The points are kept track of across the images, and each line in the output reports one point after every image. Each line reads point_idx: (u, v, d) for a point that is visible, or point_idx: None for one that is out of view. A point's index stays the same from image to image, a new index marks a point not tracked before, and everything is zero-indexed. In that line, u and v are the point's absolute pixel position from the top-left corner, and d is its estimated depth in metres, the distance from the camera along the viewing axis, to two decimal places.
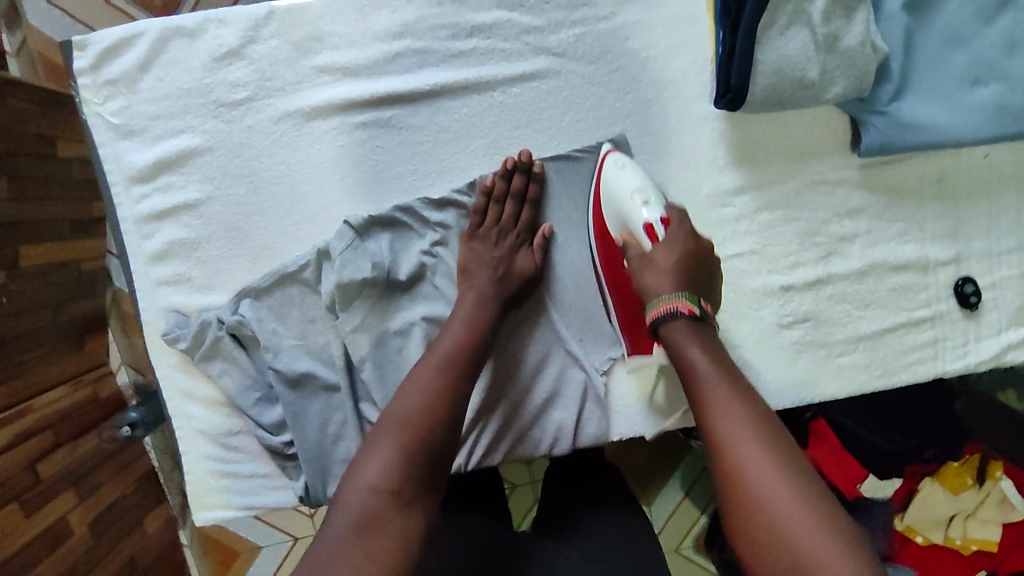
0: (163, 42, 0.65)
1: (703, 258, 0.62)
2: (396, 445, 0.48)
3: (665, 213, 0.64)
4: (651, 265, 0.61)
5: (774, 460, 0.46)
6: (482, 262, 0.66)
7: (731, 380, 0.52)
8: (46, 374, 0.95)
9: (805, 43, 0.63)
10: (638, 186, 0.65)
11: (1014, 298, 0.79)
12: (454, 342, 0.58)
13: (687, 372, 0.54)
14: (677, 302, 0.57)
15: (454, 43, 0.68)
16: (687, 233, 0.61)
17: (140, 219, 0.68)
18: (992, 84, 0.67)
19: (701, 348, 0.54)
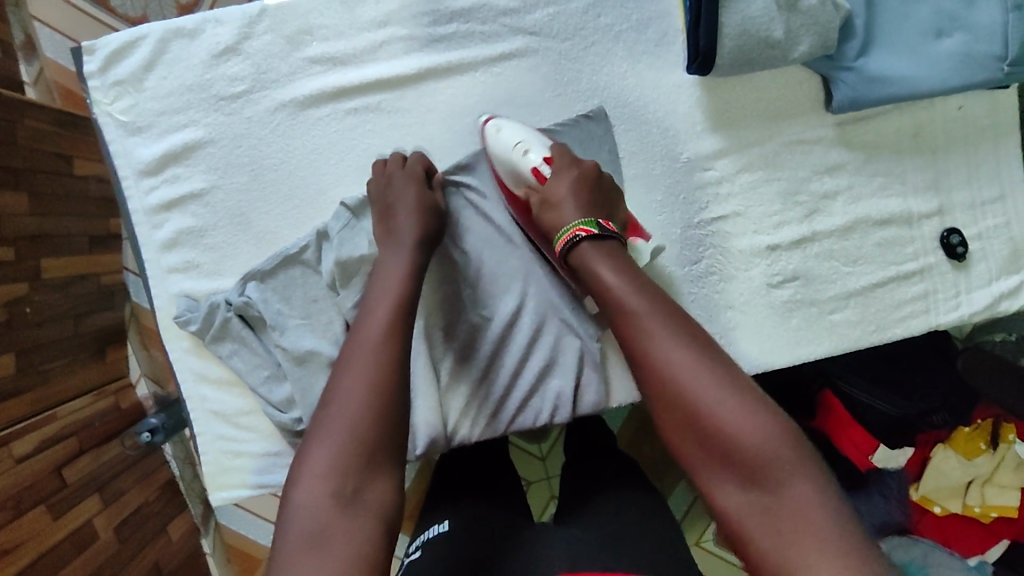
0: (166, 42, 0.70)
1: (599, 179, 0.64)
2: (332, 435, 0.47)
3: (548, 150, 0.67)
4: (548, 205, 0.63)
5: (695, 366, 0.47)
6: (403, 216, 0.65)
7: (650, 300, 0.52)
8: (69, 383, 1.00)
9: (768, 4, 0.66)
10: (516, 138, 0.69)
11: (1001, 247, 0.80)
12: (375, 305, 0.56)
13: (605, 301, 0.54)
14: (572, 229, 0.59)
15: (436, 28, 0.72)
16: (579, 186, 0.63)
17: (150, 210, 0.72)
18: (956, 35, 0.70)
19: (617, 274, 0.54)
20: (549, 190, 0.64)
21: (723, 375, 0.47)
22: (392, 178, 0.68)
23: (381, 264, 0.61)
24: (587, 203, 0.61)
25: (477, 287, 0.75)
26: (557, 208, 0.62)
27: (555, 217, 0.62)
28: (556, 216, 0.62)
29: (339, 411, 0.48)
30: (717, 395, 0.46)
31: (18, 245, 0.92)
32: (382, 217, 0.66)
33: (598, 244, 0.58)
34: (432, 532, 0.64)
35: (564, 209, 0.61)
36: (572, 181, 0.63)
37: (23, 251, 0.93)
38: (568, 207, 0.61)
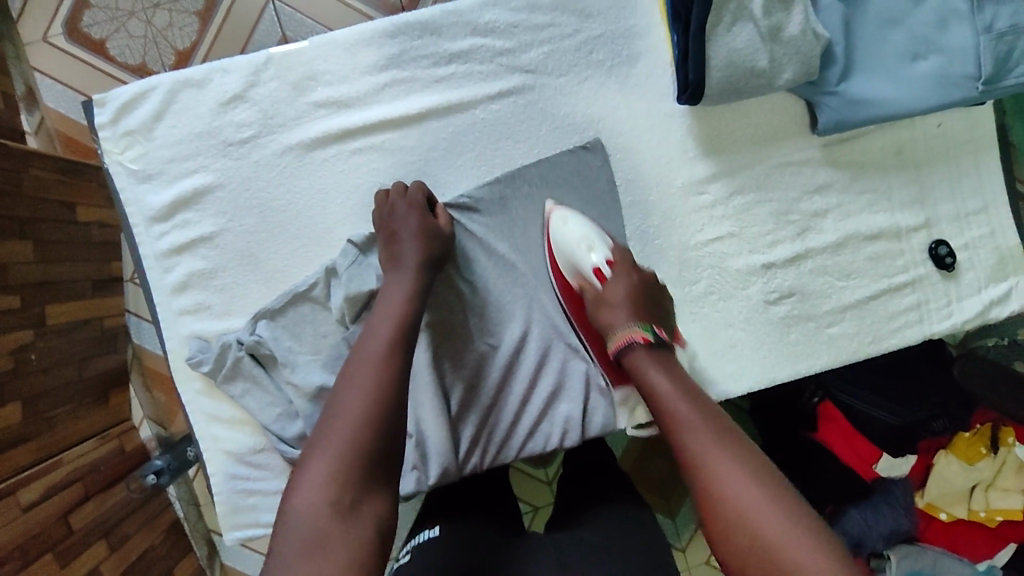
0: (175, 93, 0.72)
1: (655, 297, 0.68)
2: (332, 447, 0.48)
3: (610, 253, 0.71)
4: (605, 305, 0.68)
5: (743, 473, 0.49)
6: (406, 241, 0.67)
7: (698, 406, 0.55)
8: (74, 429, 1.01)
9: (751, 37, 0.69)
10: (582, 232, 0.72)
11: (988, 256, 0.83)
12: (379, 327, 0.58)
13: (656, 406, 0.57)
14: (632, 332, 0.63)
15: (435, 69, 0.74)
16: (638, 297, 0.67)
17: (161, 254, 0.74)
18: (931, 57, 0.73)
19: (669, 381, 0.58)
20: (608, 291, 0.68)
21: (773, 486, 0.48)
22: (394, 207, 0.70)
23: (386, 288, 0.64)
24: (643, 313, 0.66)
25: (484, 317, 0.76)
26: (615, 313, 0.66)
27: (610, 321, 0.66)
28: (613, 318, 0.66)
29: (341, 423, 0.50)
30: (765, 507, 0.47)
31: (23, 293, 0.93)
32: (385, 242, 0.68)
33: (650, 352, 0.61)
34: (423, 537, 0.67)
35: (620, 319, 0.66)
36: (627, 286, 0.68)
37: (28, 298, 0.95)
38: (627, 314, 0.66)
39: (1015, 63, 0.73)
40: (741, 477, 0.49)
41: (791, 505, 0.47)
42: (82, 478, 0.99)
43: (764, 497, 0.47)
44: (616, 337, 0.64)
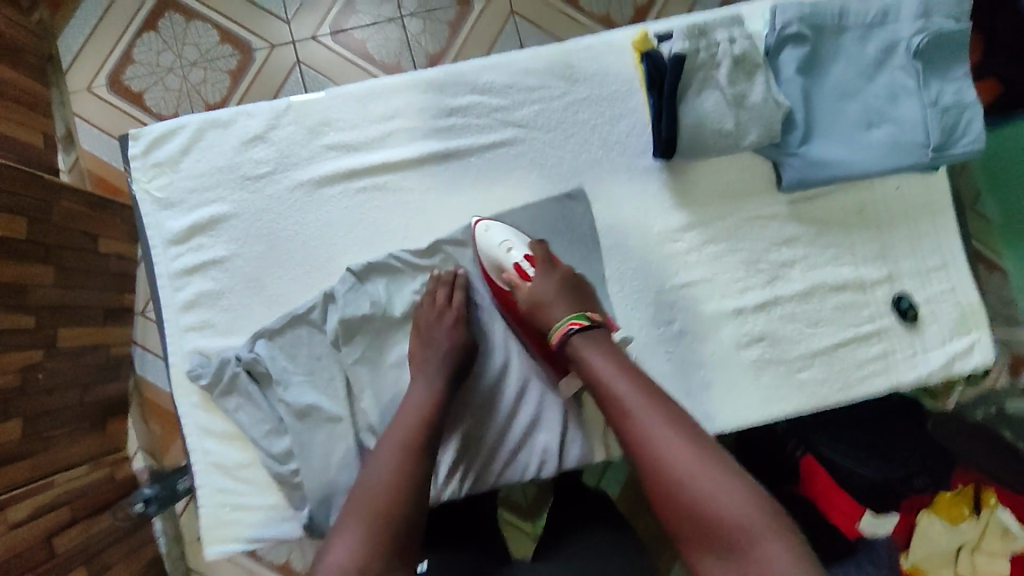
0: (202, 131, 0.80)
1: (577, 283, 0.73)
2: (362, 533, 0.56)
3: (529, 249, 0.76)
4: (539, 304, 0.72)
5: (677, 440, 0.57)
6: (439, 335, 0.75)
7: (633, 383, 0.62)
8: (69, 452, 1.06)
9: (718, 102, 0.77)
10: (502, 237, 0.78)
11: (950, 311, 0.88)
12: (410, 423, 0.67)
13: (598, 389, 0.64)
14: (567, 322, 0.68)
15: (436, 121, 0.83)
16: (564, 288, 0.72)
17: (174, 274, 0.80)
18: (884, 127, 0.81)
19: (611, 367, 0.64)
20: (536, 288, 0.73)
21: (700, 446, 0.57)
22: (424, 310, 0.77)
23: (413, 382, 0.72)
24: (572, 302, 0.71)
25: None
26: (546, 305, 0.71)
27: (547, 316, 0.71)
28: (546, 310, 0.71)
29: (369, 506, 0.58)
30: (694, 461, 0.56)
31: (40, 315, 1.02)
32: (418, 333, 0.76)
33: (590, 340, 0.67)
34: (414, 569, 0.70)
35: (555, 310, 0.71)
36: (555, 280, 0.73)
37: (45, 320, 1.03)
38: (558, 307, 0.71)
39: (961, 133, 0.80)
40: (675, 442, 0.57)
41: (713, 459, 0.56)
42: (71, 502, 1.02)
43: (692, 456, 0.56)
44: (554, 331, 0.69)
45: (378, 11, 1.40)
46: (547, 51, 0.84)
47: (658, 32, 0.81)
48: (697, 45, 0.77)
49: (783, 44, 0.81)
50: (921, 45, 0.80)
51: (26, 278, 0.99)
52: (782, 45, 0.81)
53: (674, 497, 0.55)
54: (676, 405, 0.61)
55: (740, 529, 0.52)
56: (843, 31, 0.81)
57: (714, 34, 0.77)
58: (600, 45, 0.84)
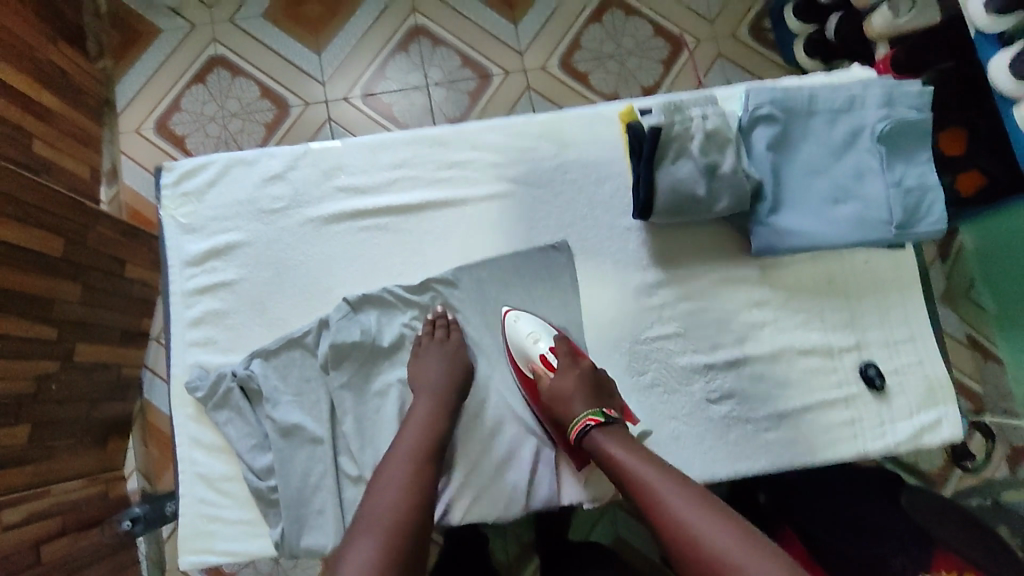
0: (228, 168, 0.90)
1: (596, 379, 0.80)
2: (374, 538, 0.65)
3: (554, 341, 0.83)
4: (558, 397, 0.79)
5: (696, 511, 0.64)
6: (433, 365, 0.82)
7: (652, 468, 0.70)
8: (68, 464, 1.16)
9: (691, 170, 0.84)
10: (531, 328, 0.84)
11: (917, 383, 0.91)
12: (411, 440, 0.76)
13: (622, 480, 0.71)
14: (585, 418, 0.76)
15: (438, 172, 0.91)
16: (582, 381, 0.79)
17: (187, 293, 0.87)
18: (849, 203, 0.87)
19: (635, 458, 0.72)
20: (560, 383, 0.79)
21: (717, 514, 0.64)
22: (424, 341, 0.84)
23: (415, 404, 0.80)
24: (590, 397, 0.78)
25: None
26: (567, 398, 0.78)
27: (567, 409, 0.78)
28: (566, 404, 0.78)
29: (379, 516, 0.67)
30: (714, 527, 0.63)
31: (61, 327, 1.15)
32: (414, 362, 0.83)
33: (608, 433, 0.75)
34: None
35: (574, 404, 0.78)
36: (577, 375, 0.80)
37: (65, 333, 1.16)
38: (577, 401, 0.78)
39: (924, 213, 0.86)
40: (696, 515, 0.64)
41: (730, 523, 0.63)
42: (63, 513, 1.10)
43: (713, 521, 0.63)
44: (574, 425, 0.77)
45: (405, 79, 1.61)
46: (541, 119, 0.93)
47: (642, 107, 0.90)
48: (673, 119, 0.84)
49: (755, 123, 0.88)
50: (885, 132, 0.87)
51: (56, 294, 1.13)
52: (755, 123, 0.88)
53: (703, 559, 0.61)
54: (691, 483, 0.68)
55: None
56: (812, 115, 0.89)
57: (689, 110, 0.86)
58: (591, 115, 0.94)
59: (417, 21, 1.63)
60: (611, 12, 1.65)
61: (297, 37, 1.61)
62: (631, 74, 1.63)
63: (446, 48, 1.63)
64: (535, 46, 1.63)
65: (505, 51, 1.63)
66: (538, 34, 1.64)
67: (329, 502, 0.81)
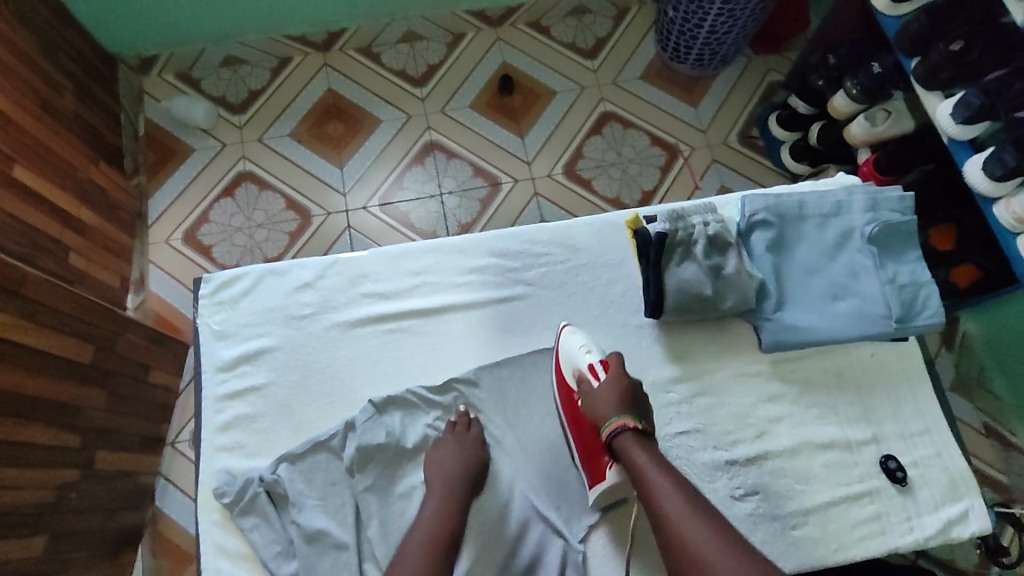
0: (262, 278, 0.96)
1: (637, 394, 0.83)
2: None
3: (605, 357, 0.87)
4: (599, 400, 0.82)
5: (702, 526, 0.69)
6: (445, 459, 0.84)
7: (672, 483, 0.74)
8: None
9: (696, 272, 0.90)
10: (583, 341, 0.89)
11: (939, 475, 0.92)
12: (424, 538, 0.78)
13: (640, 482, 0.76)
14: (622, 420, 0.79)
15: (458, 278, 0.97)
16: (627, 394, 0.82)
17: (217, 397, 0.90)
18: (848, 299, 0.92)
19: (657, 470, 0.76)
20: (604, 388, 0.83)
21: (723, 535, 0.69)
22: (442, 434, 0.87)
23: (427, 498, 0.82)
24: (631, 407, 0.81)
25: None
26: (604, 403, 0.82)
27: (601, 411, 0.81)
28: (602, 407, 0.82)
29: None
30: (714, 544, 0.68)
31: (86, 435, 1.18)
32: (429, 454, 0.86)
33: (638, 441, 0.79)
34: None
35: (610, 408, 0.81)
36: (621, 387, 0.83)
37: (89, 441, 1.18)
38: (616, 407, 0.81)
39: (921, 308, 0.91)
40: (700, 530, 0.69)
41: (733, 544, 0.68)
42: None
43: (716, 541, 0.68)
44: (610, 423, 0.80)
45: (421, 189, 1.72)
46: (552, 226, 1.00)
47: (646, 215, 0.97)
48: (676, 225, 0.91)
49: (751, 228, 0.95)
50: (873, 232, 0.93)
51: (82, 401, 1.16)
52: (752, 228, 0.95)
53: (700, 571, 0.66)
54: (704, 502, 0.73)
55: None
56: (804, 219, 0.96)
57: (690, 217, 0.92)
58: (599, 222, 1.01)
59: (432, 137, 1.77)
60: (610, 125, 1.80)
61: (321, 154, 1.75)
62: (632, 179, 1.75)
63: (459, 160, 1.75)
64: (541, 156, 1.76)
65: (513, 162, 1.75)
66: (543, 145, 1.77)
67: None
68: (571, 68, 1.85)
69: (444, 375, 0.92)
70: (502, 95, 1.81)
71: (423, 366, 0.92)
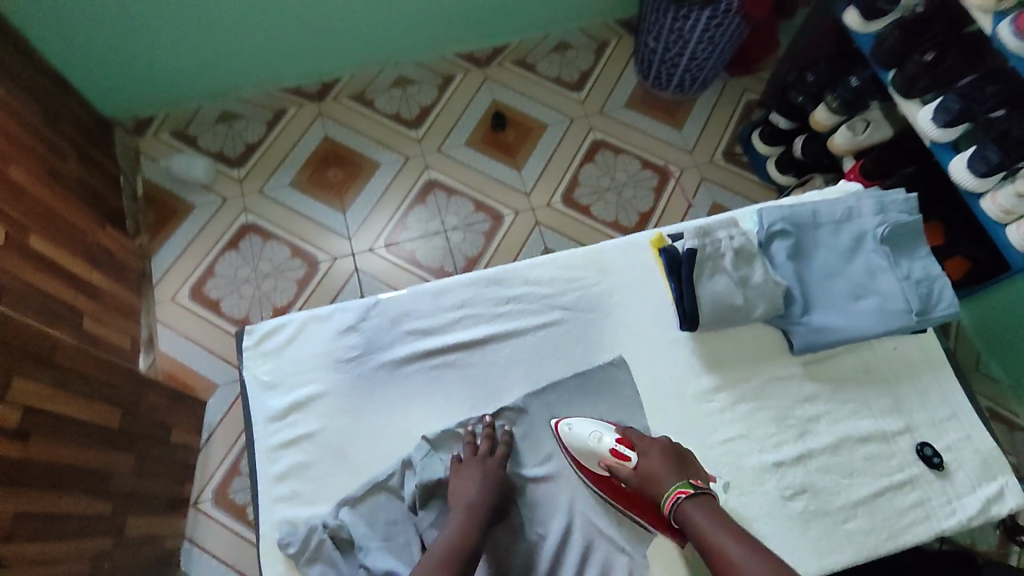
0: (304, 325, 0.97)
1: (678, 450, 0.85)
2: None
3: (617, 433, 0.88)
4: (649, 475, 0.83)
5: None
6: (472, 476, 0.86)
7: (739, 543, 0.76)
8: None
9: (727, 283, 0.94)
10: (589, 429, 0.88)
11: (972, 457, 0.96)
12: (443, 550, 0.79)
13: (706, 549, 0.77)
14: (677, 489, 0.81)
15: (496, 308, 0.99)
16: (667, 460, 0.84)
17: (271, 448, 0.90)
18: (868, 298, 0.98)
19: (721, 532, 0.77)
20: (648, 464, 0.84)
21: None
22: (465, 460, 0.88)
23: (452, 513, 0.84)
24: (677, 467, 0.83)
25: (534, 506, 0.90)
26: (656, 475, 0.83)
27: (654, 484, 0.83)
28: (656, 480, 0.83)
29: None
30: None
31: (117, 501, 1.15)
32: (456, 469, 0.87)
33: (698, 504, 0.80)
34: None
35: (662, 478, 0.83)
36: (659, 455, 0.84)
37: (119, 507, 1.16)
38: (663, 476, 0.83)
39: (937, 300, 0.97)
40: None
41: None
42: None
43: None
44: (666, 498, 0.81)
45: (425, 227, 1.75)
46: (581, 251, 1.03)
47: (670, 234, 1.01)
48: (703, 242, 0.96)
49: (771, 238, 1.00)
50: (884, 234, 0.99)
51: (112, 467, 1.14)
52: (771, 239, 1.00)
53: None
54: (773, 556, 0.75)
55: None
56: (818, 226, 1.01)
57: (716, 233, 0.97)
58: (625, 244, 1.04)
59: (431, 175, 1.81)
60: (602, 152, 1.86)
61: (323, 200, 1.77)
62: (628, 203, 1.81)
63: (459, 197, 1.79)
64: (539, 186, 1.81)
65: (513, 194, 1.80)
66: (540, 176, 1.83)
67: None
68: (559, 101, 1.92)
69: (494, 405, 0.94)
70: (496, 131, 1.87)
71: (472, 398, 0.94)
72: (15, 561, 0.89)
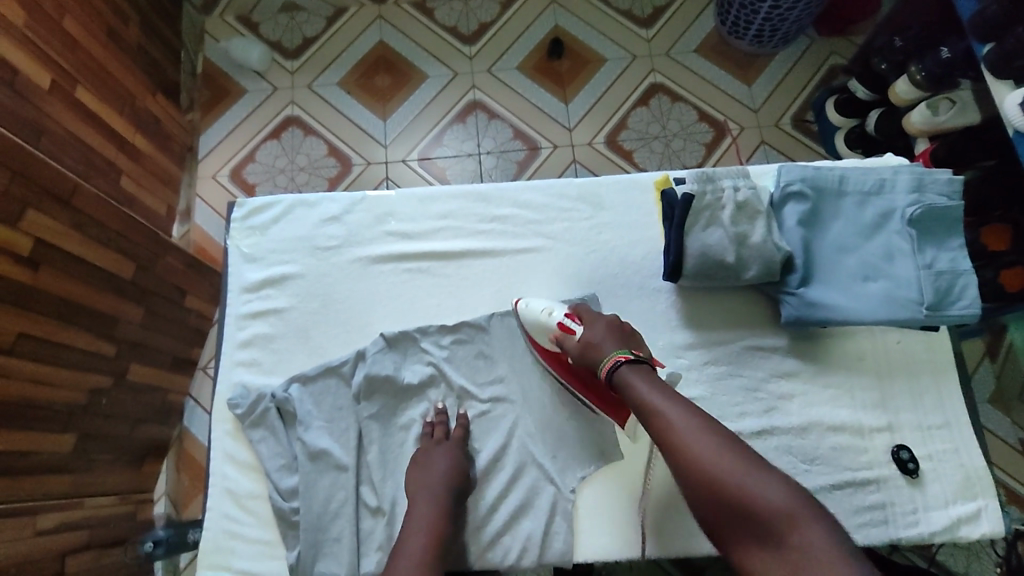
0: (291, 208, 0.99)
1: (625, 329, 0.83)
2: None
3: (569, 310, 0.87)
4: (590, 346, 0.81)
5: (722, 451, 0.67)
6: (436, 462, 0.83)
7: (676, 404, 0.73)
8: (108, 481, 1.26)
9: (722, 238, 0.88)
10: (544, 304, 0.88)
11: (954, 472, 0.88)
12: (422, 534, 0.76)
13: (643, 410, 0.74)
14: (615, 356, 0.79)
15: (481, 225, 0.97)
16: (611, 331, 0.82)
17: (240, 316, 0.94)
18: (878, 280, 0.89)
19: (659, 392, 0.75)
20: (590, 335, 0.82)
21: (743, 454, 0.67)
22: (431, 444, 0.86)
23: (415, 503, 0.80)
24: (620, 341, 0.81)
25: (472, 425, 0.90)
26: (595, 345, 0.81)
27: (595, 355, 0.81)
28: (593, 350, 0.81)
29: None
30: (735, 466, 0.66)
31: (121, 347, 1.24)
32: (414, 461, 0.85)
33: (636, 370, 0.78)
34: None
35: (604, 347, 0.81)
36: (603, 327, 0.83)
37: (123, 353, 1.25)
38: (605, 345, 0.81)
39: (955, 297, 0.87)
40: (721, 453, 0.67)
41: (754, 462, 0.66)
42: (93, 526, 1.18)
43: (735, 460, 0.66)
44: (603, 366, 0.79)
45: (460, 146, 1.72)
46: (579, 182, 1.00)
47: (677, 178, 0.96)
48: (704, 189, 0.90)
49: (785, 199, 0.92)
50: (914, 215, 0.90)
51: (119, 314, 1.22)
52: (785, 200, 0.92)
53: (719, 495, 0.65)
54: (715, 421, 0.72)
55: (787, 512, 0.61)
56: (842, 195, 0.93)
57: (720, 181, 0.91)
58: (628, 182, 0.99)
59: (476, 96, 1.76)
60: (658, 97, 1.75)
61: (366, 104, 1.76)
62: (674, 154, 1.70)
63: (500, 121, 1.74)
64: (584, 122, 1.73)
65: (554, 126, 1.73)
66: (587, 112, 1.74)
67: (345, 531, 0.83)
68: (624, 37, 1.80)
69: (457, 318, 0.93)
70: (551, 59, 1.78)
71: (438, 308, 0.94)
72: (13, 372, 0.99)
